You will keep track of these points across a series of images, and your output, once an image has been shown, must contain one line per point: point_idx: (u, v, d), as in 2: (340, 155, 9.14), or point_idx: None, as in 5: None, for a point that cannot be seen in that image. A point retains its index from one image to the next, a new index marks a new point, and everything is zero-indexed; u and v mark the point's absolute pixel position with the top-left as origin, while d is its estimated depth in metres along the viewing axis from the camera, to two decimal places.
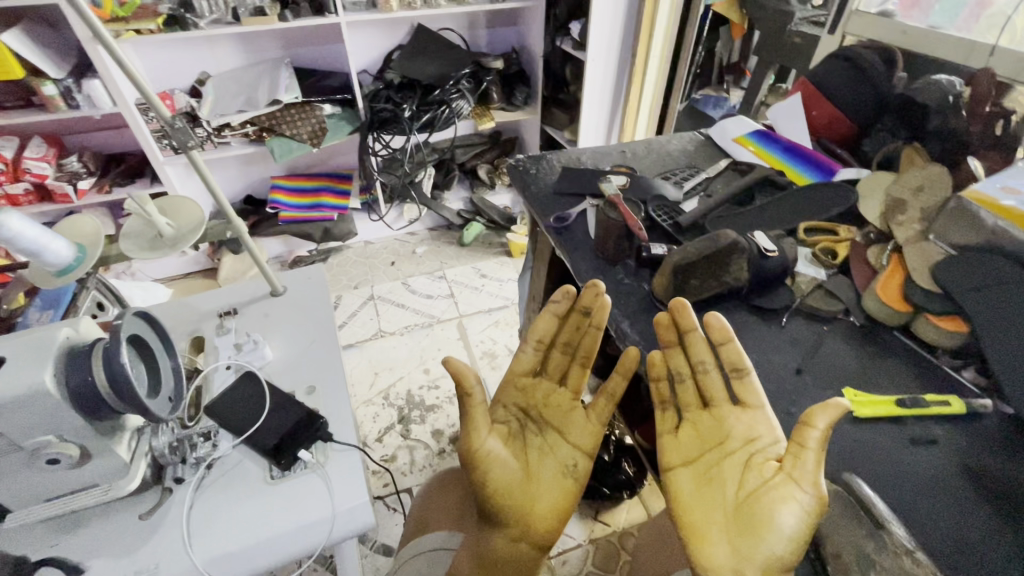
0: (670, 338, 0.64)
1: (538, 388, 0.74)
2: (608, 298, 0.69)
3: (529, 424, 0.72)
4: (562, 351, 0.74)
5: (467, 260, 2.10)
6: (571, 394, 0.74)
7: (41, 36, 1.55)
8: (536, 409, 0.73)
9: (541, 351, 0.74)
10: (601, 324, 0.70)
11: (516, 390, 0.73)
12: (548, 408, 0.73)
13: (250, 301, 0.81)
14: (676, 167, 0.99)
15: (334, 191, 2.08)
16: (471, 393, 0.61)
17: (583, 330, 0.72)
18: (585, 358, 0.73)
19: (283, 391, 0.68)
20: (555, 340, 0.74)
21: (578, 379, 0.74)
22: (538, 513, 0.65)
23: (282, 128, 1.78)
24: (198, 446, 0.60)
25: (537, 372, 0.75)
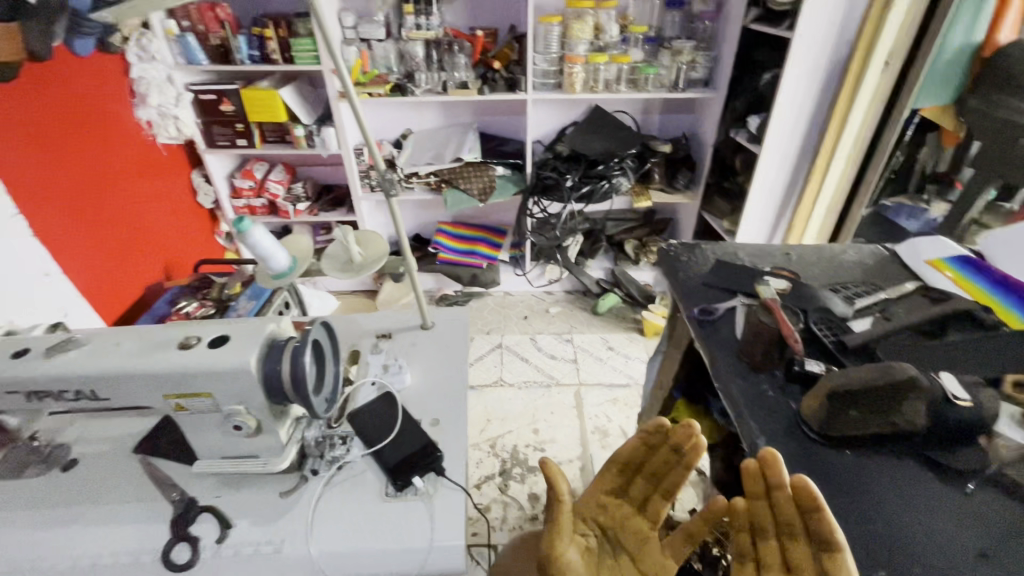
0: (752, 489, 0.57)
1: (619, 509, 0.71)
2: (703, 439, 0.65)
3: (605, 545, 0.69)
4: (646, 478, 0.70)
5: (597, 329, 2.10)
6: (647, 522, 0.68)
7: (304, 92, 2.01)
8: (610, 528, 0.70)
9: (626, 476, 0.72)
10: (691, 464, 0.66)
11: (593, 507, 0.72)
12: (625, 532, 0.69)
13: (403, 328, 0.92)
14: (849, 281, 0.90)
15: (488, 242, 2.26)
16: (563, 501, 0.66)
17: (669, 465, 0.68)
18: (670, 491, 0.67)
19: (412, 416, 0.74)
20: (642, 467, 0.71)
21: (660, 509, 0.68)
22: None
23: (458, 182, 2.01)
24: (335, 447, 0.69)
25: (620, 493, 0.72)
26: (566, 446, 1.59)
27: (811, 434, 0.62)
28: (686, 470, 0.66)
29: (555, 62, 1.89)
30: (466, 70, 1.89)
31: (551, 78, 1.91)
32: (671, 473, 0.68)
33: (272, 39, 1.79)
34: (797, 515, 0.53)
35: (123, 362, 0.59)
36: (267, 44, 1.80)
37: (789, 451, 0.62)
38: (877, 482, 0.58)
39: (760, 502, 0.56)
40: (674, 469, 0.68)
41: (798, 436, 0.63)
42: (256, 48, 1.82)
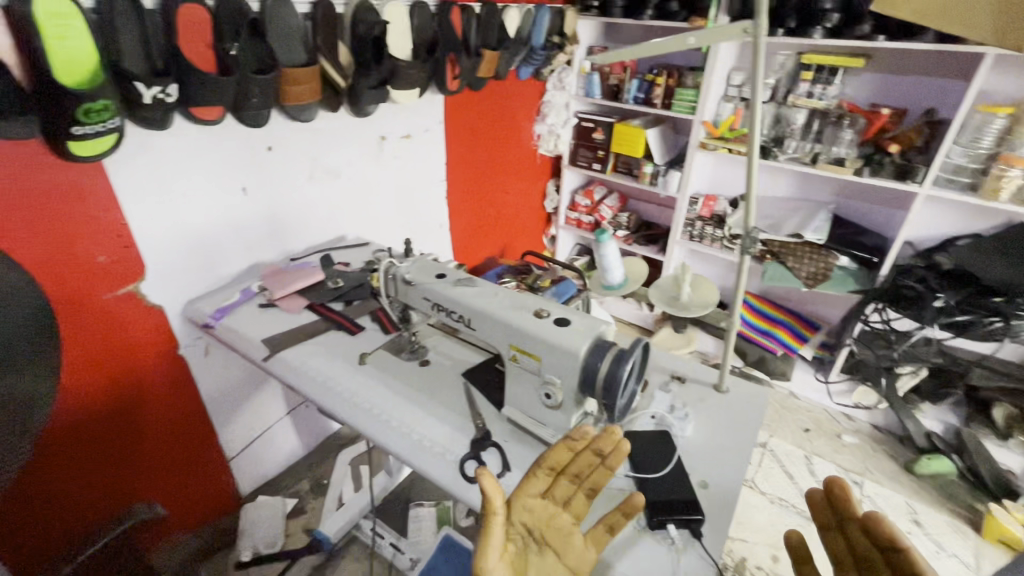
0: (826, 520, 0.65)
1: (544, 514, 0.64)
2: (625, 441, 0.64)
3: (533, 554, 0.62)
4: (572, 482, 0.66)
5: (903, 490, 1.63)
6: (574, 520, 0.63)
7: (666, 136, 2.17)
8: (538, 530, 0.63)
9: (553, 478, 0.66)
10: (611, 465, 0.64)
11: (524, 514, 0.63)
12: (551, 535, 0.62)
13: (697, 379, 0.91)
14: None
15: (793, 331, 1.99)
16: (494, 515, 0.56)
17: (590, 465, 0.66)
18: (592, 489, 0.64)
19: (683, 466, 0.73)
20: (565, 469, 0.67)
21: (582, 507, 0.64)
22: None
23: (786, 258, 1.86)
24: None
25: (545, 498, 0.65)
26: None
27: None
28: (607, 472, 0.64)
29: (978, 159, 1.53)
30: (849, 146, 1.71)
31: (965, 176, 1.56)
32: (591, 471, 0.66)
33: (660, 86, 1.98)
34: (870, 545, 0.59)
35: (497, 308, 0.76)
36: (654, 90, 2.00)
37: None
38: None
39: (834, 531, 0.64)
40: (594, 469, 0.65)
41: None
42: (643, 91, 2.04)
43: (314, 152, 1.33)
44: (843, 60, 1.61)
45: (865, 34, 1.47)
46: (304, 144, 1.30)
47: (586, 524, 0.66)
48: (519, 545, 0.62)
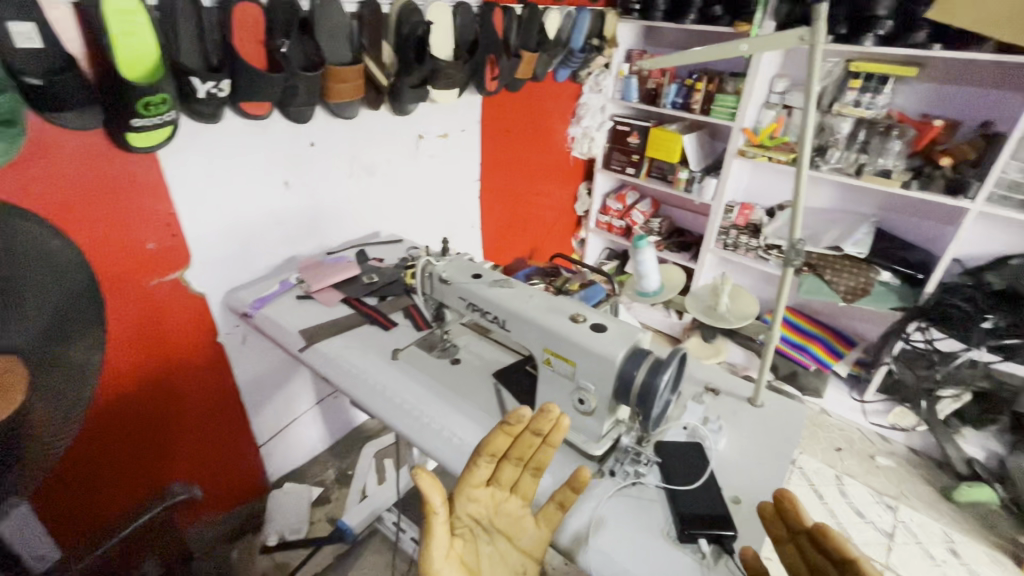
0: (779, 533, 0.60)
1: (490, 498, 0.65)
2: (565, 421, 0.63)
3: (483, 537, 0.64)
4: (515, 465, 0.65)
5: (941, 518, 1.56)
6: (522, 501, 0.66)
7: (703, 142, 2.13)
8: (486, 518, 0.65)
9: (494, 465, 0.64)
10: (553, 445, 0.64)
11: (468, 505, 0.63)
12: (501, 519, 0.65)
13: (731, 392, 0.89)
14: None
15: (828, 346, 1.94)
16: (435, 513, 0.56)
17: (530, 446, 0.64)
18: (537, 470, 0.65)
19: (716, 480, 0.72)
20: (506, 453, 0.65)
21: (530, 487, 0.66)
22: None
23: (824, 271, 1.80)
24: (637, 464, 0.73)
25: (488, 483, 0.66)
26: None
27: None
28: (550, 452, 0.64)
29: None
30: (897, 159, 1.65)
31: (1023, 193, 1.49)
32: (532, 451, 0.65)
33: (700, 91, 1.95)
34: (826, 559, 0.55)
35: (532, 311, 0.76)
36: (693, 95, 1.97)
37: None
38: None
39: (787, 544, 0.59)
40: (535, 449, 0.64)
41: None
42: (681, 96, 2.01)
43: (354, 150, 1.36)
44: (895, 68, 1.56)
45: (920, 42, 1.42)
46: (344, 141, 1.32)
47: (534, 498, 0.69)
48: (467, 537, 0.63)
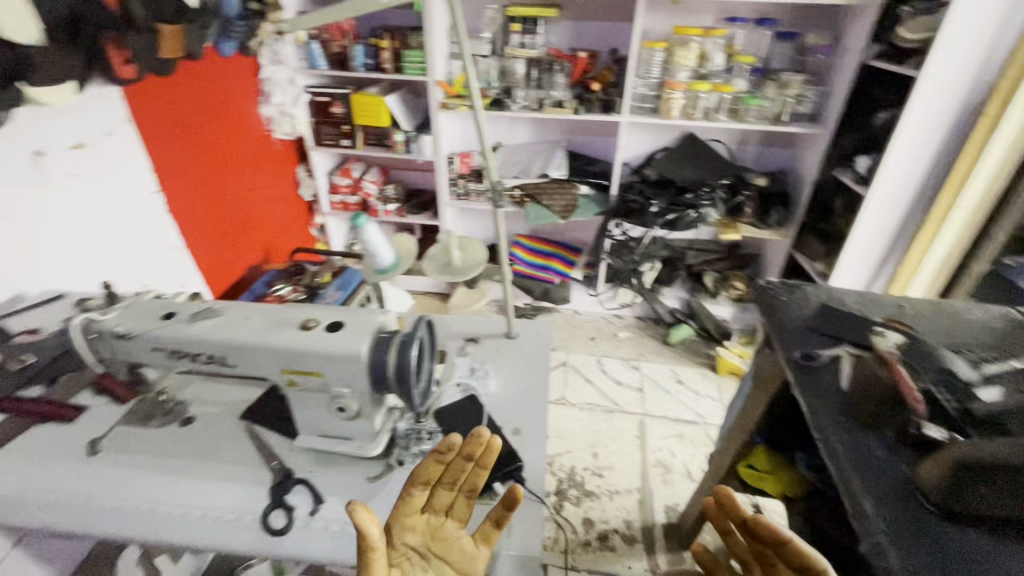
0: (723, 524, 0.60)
1: (427, 528, 0.58)
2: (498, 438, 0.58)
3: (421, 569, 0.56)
4: (450, 488, 0.60)
5: (667, 360, 2.04)
6: (459, 523, 0.59)
7: (407, 100, 2.13)
8: (424, 549, 0.57)
9: (428, 491, 0.59)
10: (488, 463, 0.59)
11: (405, 535, 0.57)
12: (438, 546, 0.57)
13: (488, 334, 0.94)
14: (973, 343, 0.83)
15: (563, 259, 2.27)
16: (371, 548, 0.49)
17: (462, 470, 0.60)
18: (474, 490, 0.60)
19: (495, 422, 0.76)
20: (438, 478, 0.60)
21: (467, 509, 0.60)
22: None
23: (542, 198, 2.03)
24: (422, 442, 0.72)
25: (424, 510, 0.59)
26: (625, 475, 1.55)
27: (929, 508, 0.57)
28: (484, 472, 0.59)
29: (653, 87, 1.89)
30: (564, 90, 1.92)
31: (648, 102, 1.91)
32: (464, 475, 0.60)
33: (386, 49, 1.91)
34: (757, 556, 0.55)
35: (253, 335, 0.65)
36: (381, 54, 1.92)
37: (899, 519, 0.56)
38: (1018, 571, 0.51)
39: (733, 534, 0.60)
40: (468, 473, 0.59)
41: (907, 505, 0.58)
42: (371, 57, 1.94)
43: None
44: (540, 10, 1.77)
45: None
46: None
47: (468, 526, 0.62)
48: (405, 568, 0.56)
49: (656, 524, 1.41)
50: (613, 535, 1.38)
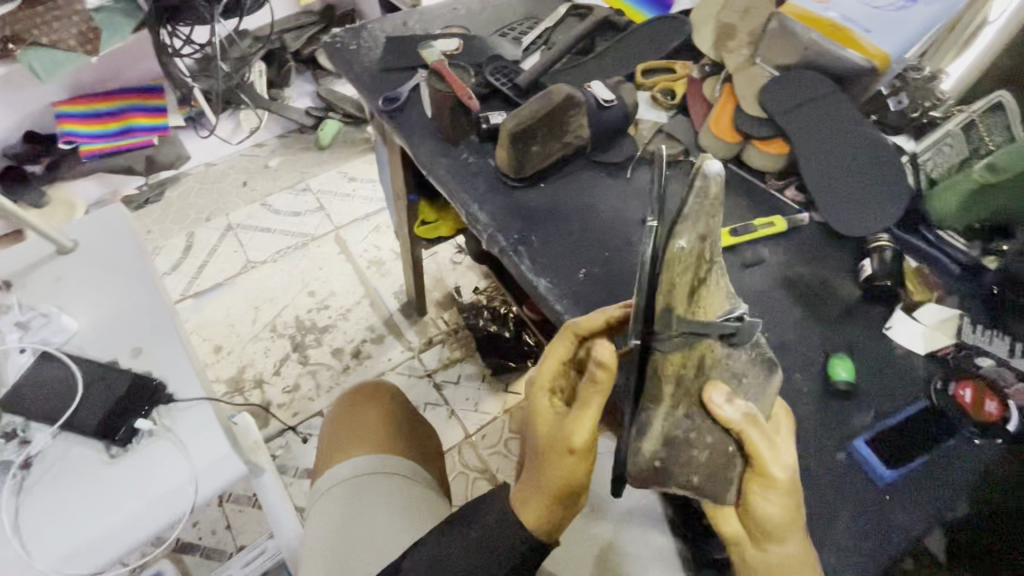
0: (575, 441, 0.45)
1: (368, 411, 0.80)
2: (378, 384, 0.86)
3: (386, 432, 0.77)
4: (389, 405, 0.82)
5: (330, 164, 1.87)
6: (373, 392, 0.84)
7: None
8: (353, 422, 0.79)
9: (378, 403, 0.82)
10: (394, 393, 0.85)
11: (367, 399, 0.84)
12: (374, 407, 0.81)
13: (31, 266, 0.68)
14: (514, 21, 0.89)
15: (143, 110, 1.70)
16: (372, 404, 0.81)
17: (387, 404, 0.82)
18: (393, 405, 0.82)
19: (102, 361, 0.60)
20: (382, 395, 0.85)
21: (382, 397, 0.83)
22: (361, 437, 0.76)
23: (35, 35, 1.36)
24: (5, 449, 0.53)
25: (376, 398, 0.83)
26: (348, 293, 1.53)
27: (513, 183, 0.65)
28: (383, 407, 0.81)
29: None
30: None
31: None
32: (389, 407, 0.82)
33: None
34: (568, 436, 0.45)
35: None
36: None
37: (499, 208, 0.64)
38: (572, 198, 0.65)
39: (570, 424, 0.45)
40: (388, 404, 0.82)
41: (502, 191, 0.65)
42: None
43: None
44: None
45: None
46: None
47: (355, 408, 0.81)
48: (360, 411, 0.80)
49: (393, 313, 1.48)
50: (363, 346, 1.43)
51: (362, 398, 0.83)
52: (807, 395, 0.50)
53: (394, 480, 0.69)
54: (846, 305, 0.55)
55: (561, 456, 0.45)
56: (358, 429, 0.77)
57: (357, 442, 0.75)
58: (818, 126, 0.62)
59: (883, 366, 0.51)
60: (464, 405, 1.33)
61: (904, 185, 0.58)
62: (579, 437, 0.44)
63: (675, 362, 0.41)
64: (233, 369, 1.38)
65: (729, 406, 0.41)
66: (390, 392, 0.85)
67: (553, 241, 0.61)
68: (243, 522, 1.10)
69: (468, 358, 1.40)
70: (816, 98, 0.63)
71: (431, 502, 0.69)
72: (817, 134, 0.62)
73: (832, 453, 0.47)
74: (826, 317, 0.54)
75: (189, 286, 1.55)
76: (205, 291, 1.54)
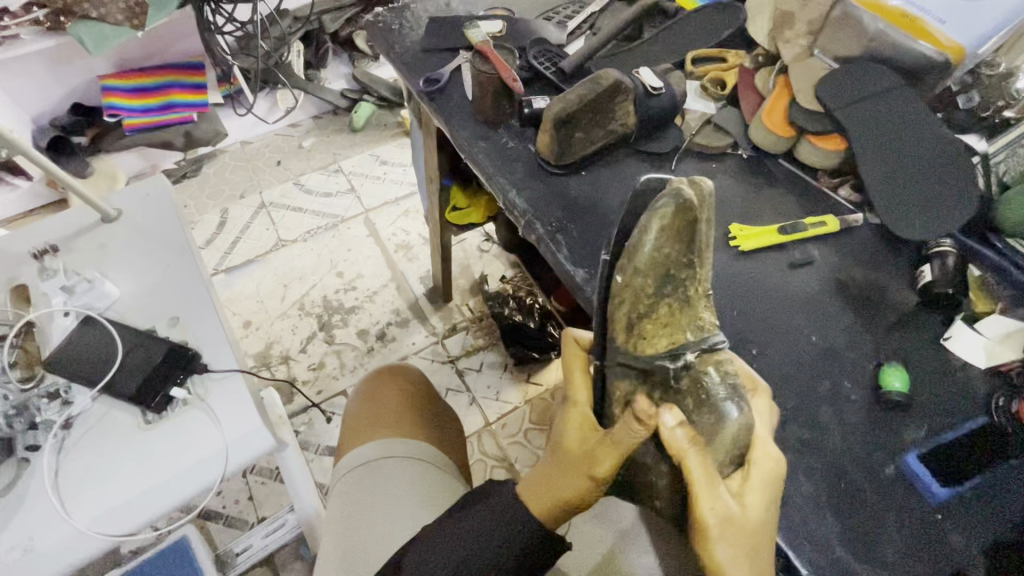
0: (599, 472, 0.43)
1: (387, 392, 0.80)
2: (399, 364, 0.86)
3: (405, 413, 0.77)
4: (410, 387, 0.82)
5: (362, 147, 1.88)
6: (394, 372, 0.85)
7: None
8: (371, 402, 0.79)
9: (399, 385, 0.82)
10: (416, 375, 0.86)
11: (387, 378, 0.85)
12: (394, 389, 0.81)
13: (76, 233, 0.70)
14: (559, 4, 0.87)
15: (185, 85, 1.74)
16: (393, 385, 0.82)
17: (408, 386, 0.82)
18: (413, 387, 0.83)
19: (140, 327, 0.61)
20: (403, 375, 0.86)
21: (404, 378, 0.84)
22: (377, 418, 0.76)
23: (84, 8, 1.39)
24: (46, 408, 0.55)
25: (397, 378, 0.83)
26: (375, 275, 1.54)
27: (552, 169, 0.64)
28: (403, 389, 0.81)
29: None
30: None
31: None
32: (410, 389, 0.82)
33: None
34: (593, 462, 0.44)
35: None
36: None
37: (537, 194, 0.62)
38: (613, 187, 0.63)
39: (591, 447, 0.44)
40: (410, 386, 0.82)
41: (541, 177, 0.64)
42: None
43: None
44: None
45: None
46: None
47: (375, 388, 0.82)
48: (378, 391, 0.81)
49: (419, 298, 1.49)
50: (388, 329, 1.43)
51: (389, 382, 0.82)
52: (855, 403, 0.48)
53: (410, 465, 0.69)
54: (900, 312, 0.53)
55: (580, 480, 0.44)
56: (376, 410, 0.77)
57: (375, 424, 0.75)
58: (879, 122, 0.59)
59: (939, 379, 0.49)
60: (485, 393, 1.33)
61: (971, 190, 0.55)
62: (602, 466, 0.43)
63: (624, 389, 0.46)
64: (261, 344, 1.41)
65: (681, 429, 0.41)
66: (416, 380, 0.84)
67: (591, 230, 0.59)
68: (265, 494, 1.13)
69: (491, 346, 1.40)
70: (876, 94, 0.60)
71: (450, 488, 0.68)
72: (878, 131, 0.58)
73: (881, 467, 0.45)
74: (879, 323, 0.52)
75: (221, 261, 1.58)
76: (236, 267, 1.56)
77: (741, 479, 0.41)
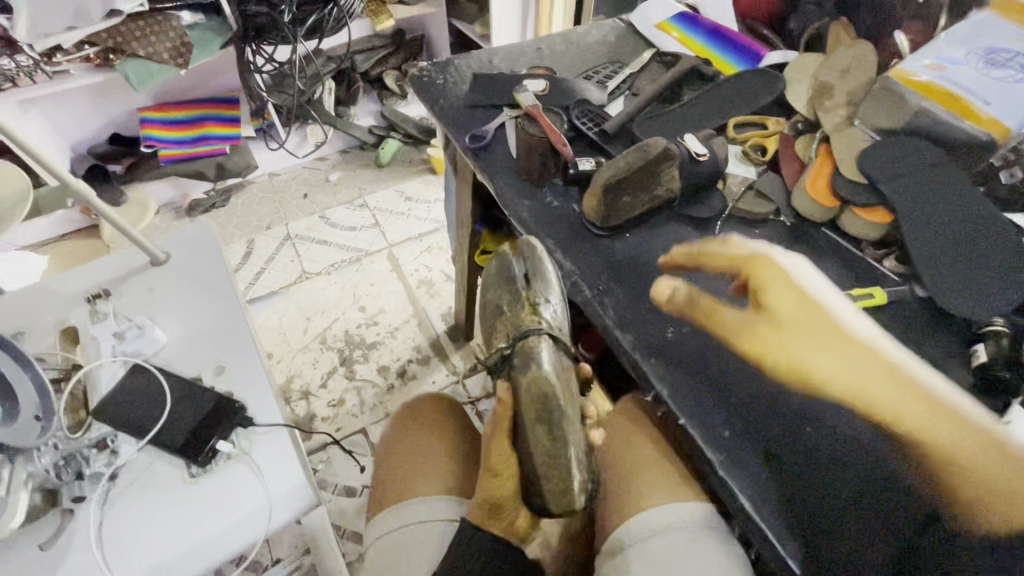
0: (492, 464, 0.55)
1: (423, 441, 0.78)
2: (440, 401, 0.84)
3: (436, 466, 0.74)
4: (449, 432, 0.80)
5: (387, 183, 1.91)
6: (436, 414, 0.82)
7: None
8: (406, 452, 0.77)
9: (438, 430, 0.79)
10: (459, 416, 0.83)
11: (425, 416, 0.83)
12: (433, 434, 0.79)
13: (125, 275, 0.71)
14: (597, 64, 0.89)
15: (220, 119, 1.79)
16: (432, 431, 0.79)
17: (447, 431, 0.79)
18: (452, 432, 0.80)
19: (187, 376, 0.62)
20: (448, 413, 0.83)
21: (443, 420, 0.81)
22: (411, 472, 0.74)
23: (133, 47, 1.45)
24: (94, 459, 0.55)
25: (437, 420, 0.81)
26: (397, 311, 1.55)
27: (596, 231, 0.64)
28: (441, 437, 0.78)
29: None
30: None
31: None
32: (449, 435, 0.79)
33: None
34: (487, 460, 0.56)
35: None
36: None
37: (583, 255, 0.63)
38: (658, 251, 0.63)
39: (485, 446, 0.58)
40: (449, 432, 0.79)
41: (586, 238, 0.64)
42: None
43: None
44: None
45: None
46: None
47: (415, 433, 0.79)
48: (414, 439, 0.78)
49: (440, 335, 1.49)
50: (409, 366, 1.43)
51: (421, 427, 0.80)
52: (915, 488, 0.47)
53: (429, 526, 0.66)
54: None
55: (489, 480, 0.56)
56: (410, 461, 0.76)
57: (408, 480, 0.73)
58: (925, 198, 0.59)
59: None
60: None
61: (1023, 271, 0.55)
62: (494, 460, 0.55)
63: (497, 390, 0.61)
64: (281, 378, 1.41)
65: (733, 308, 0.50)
66: (453, 421, 0.81)
67: (639, 295, 0.60)
68: (280, 535, 1.11)
69: None
70: (925, 167, 0.61)
71: None
72: (925, 207, 0.59)
73: None
74: None
75: (246, 292, 1.60)
76: (260, 298, 1.58)
77: (776, 328, 0.47)
